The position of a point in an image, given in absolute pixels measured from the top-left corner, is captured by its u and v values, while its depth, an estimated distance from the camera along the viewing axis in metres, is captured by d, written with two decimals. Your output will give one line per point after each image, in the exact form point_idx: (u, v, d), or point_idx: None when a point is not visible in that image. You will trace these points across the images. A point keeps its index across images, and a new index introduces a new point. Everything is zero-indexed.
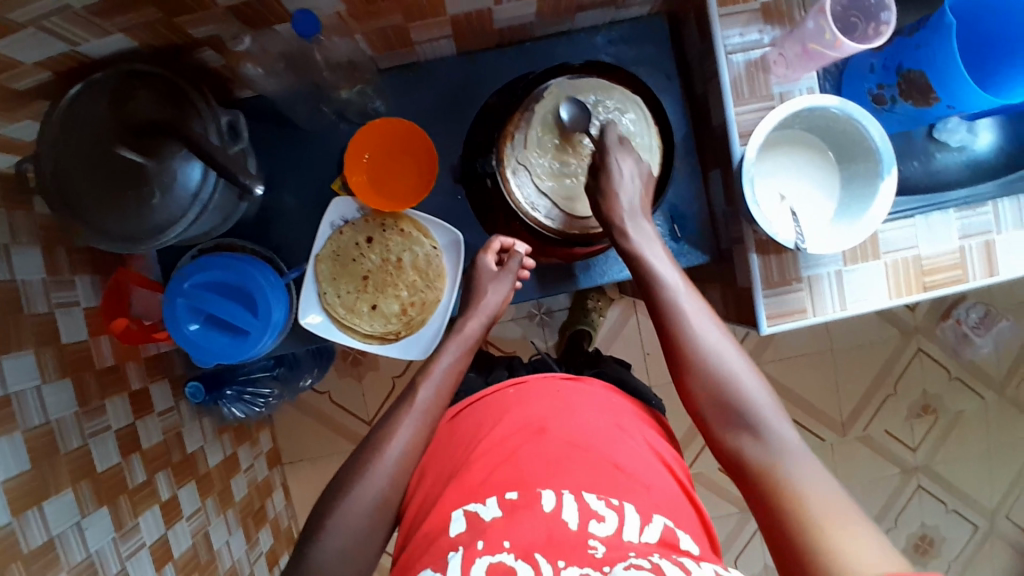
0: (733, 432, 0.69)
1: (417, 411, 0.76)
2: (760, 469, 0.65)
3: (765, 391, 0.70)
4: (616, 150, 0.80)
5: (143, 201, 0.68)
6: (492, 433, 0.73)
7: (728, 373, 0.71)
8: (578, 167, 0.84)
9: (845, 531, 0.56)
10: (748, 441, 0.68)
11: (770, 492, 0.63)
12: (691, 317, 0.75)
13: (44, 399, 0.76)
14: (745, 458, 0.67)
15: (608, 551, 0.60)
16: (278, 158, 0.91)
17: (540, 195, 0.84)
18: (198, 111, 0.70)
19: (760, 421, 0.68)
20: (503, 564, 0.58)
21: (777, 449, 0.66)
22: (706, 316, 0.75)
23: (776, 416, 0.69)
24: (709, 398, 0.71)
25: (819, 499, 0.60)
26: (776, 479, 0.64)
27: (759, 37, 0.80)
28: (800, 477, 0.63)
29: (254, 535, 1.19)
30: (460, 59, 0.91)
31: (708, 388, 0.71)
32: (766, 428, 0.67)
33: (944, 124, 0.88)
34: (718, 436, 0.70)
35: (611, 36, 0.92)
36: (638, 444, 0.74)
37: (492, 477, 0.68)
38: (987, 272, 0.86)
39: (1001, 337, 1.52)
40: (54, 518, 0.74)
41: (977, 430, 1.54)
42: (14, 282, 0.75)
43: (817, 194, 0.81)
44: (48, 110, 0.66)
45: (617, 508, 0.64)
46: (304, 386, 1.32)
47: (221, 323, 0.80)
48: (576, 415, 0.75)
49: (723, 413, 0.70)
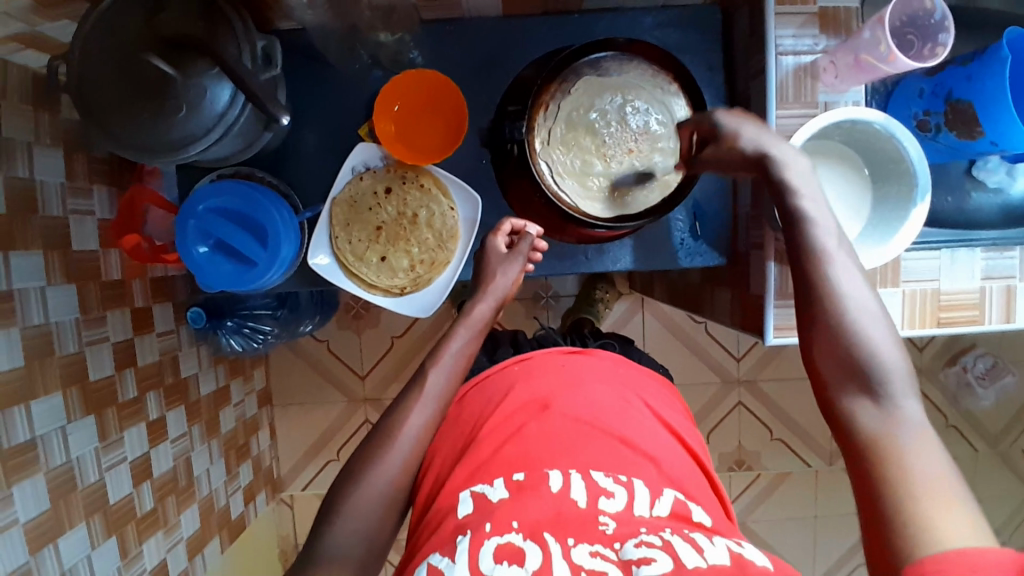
0: (854, 400, 0.57)
1: (428, 398, 0.73)
2: (871, 438, 0.54)
3: (904, 362, 0.57)
4: (732, 118, 0.71)
5: (166, 114, 0.67)
6: (498, 412, 0.72)
7: (866, 335, 0.58)
8: (599, 168, 0.83)
9: (951, 520, 0.46)
10: (868, 412, 0.55)
11: (877, 461, 0.52)
12: (835, 261, 0.62)
13: (46, 301, 0.77)
14: (856, 424, 0.55)
15: (619, 527, 0.59)
16: (308, 95, 0.91)
17: (556, 189, 0.82)
18: (232, 30, 0.69)
19: (886, 386, 0.56)
20: (511, 545, 0.57)
21: (899, 421, 0.54)
22: (849, 266, 0.62)
23: (908, 390, 0.56)
24: (835, 359, 0.59)
25: (933, 491, 0.48)
26: (890, 451, 0.52)
27: (812, 43, 0.79)
28: (916, 456, 0.51)
29: (233, 469, 1.21)
30: (503, 22, 0.90)
31: (838, 345, 0.59)
32: (892, 399, 0.55)
33: (984, 162, 0.85)
34: (830, 394, 0.58)
35: (660, 21, 0.90)
36: (648, 417, 0.74)
37: (497, 455, 0.67)
38: (1004, 318, 0.84)
39: (1004, 392, 1.50)
40: (40, 419, 0.75)
41: (964, 481, 1.52)
42: (31, 181, 0.75)
43: (844, 213, 0.80)
44: (85, 13, 0.66)
45: (626, 484, 0.64)
46: (302, 330, 1.31)
47: (229, 250, 0.80)
48: (582, 390, 0.74)
49: (846, 370, 0.58)
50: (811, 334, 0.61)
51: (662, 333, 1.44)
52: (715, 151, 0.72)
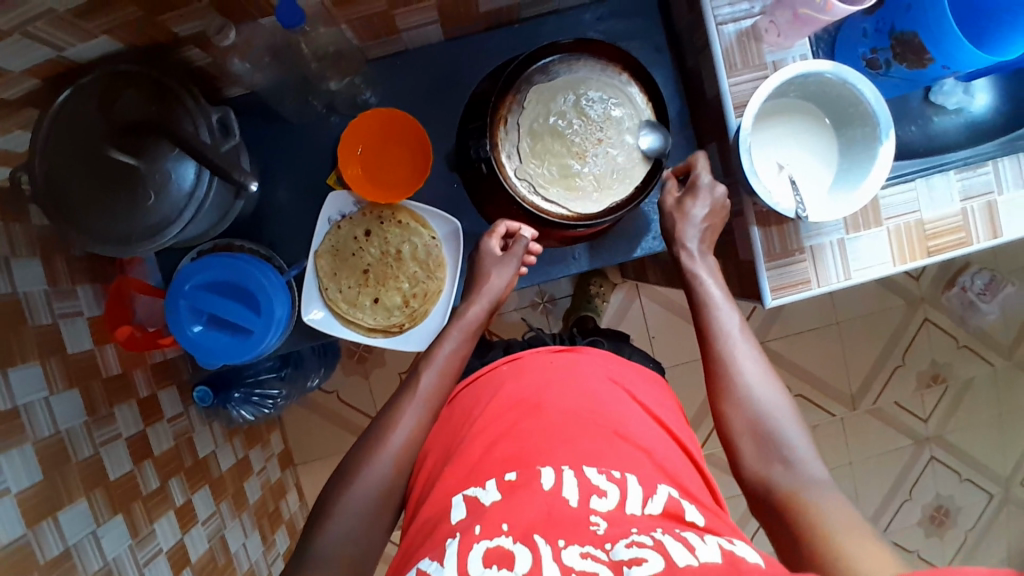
0: (766, 463, 0.68)
1: (418, 399, 0.75)
2: (786, 493, 0.65)
3: (801, 428, 0.70)
4: (699, 191, 0.83)
5: (138, 202, 0.68)
6: (489, 409, 0.73)
7: (767, 407, 0.71)
8: (579, 167, 0.84)
9: (858, 546, 0.56)
10: (781, 473, 0.67)
11: (795, 516, 0.62)
12: (738, 349, 0.76)
13: (52, 410, 0.76)
14: (772, 482, 0.67)
15: (609, 528, 0.58)
16: (273, 155, 0.91)
17: (544, 201, 0.84)
18: (185, 107, 0.70)
19: (790, 449, 0.68)
20: (501, 548, 0.56)
21: (805, 480, 0.65)
22: (749, 351, 0.76)
23: (811, 452, 0.68)
24: (746, 430, 0.71)
25: (841, 530, 0.59)
26: (803, 504, 0.63)
27: (748, 6, 0.80)
28: (822, 505, 0.62)
29: (270, 537, 1.19)
30: (447, 45, 0.91)
31: (744, 411, 0.72)
32: (798, 460, 0.67)
33: (940, 86, 0.86)
34: (748, 465, 0.69)
35: (599, 14, 0.91)
36: (640, 410, 0.74)
37: (490, 455, 0.67)
38: (991, 233, 0.85)
39: (1007, 303, 1.51)
40: (69, 527, 0.74)
41: (986, 398, 1.53)
42: (16, 294, 0.74)
43: (814, 164, 0.81)
44: (37, 120, 0.65)
45: (619, 482, 0.63)
46: (310, 385, 1.31)
47: (224, 324, 0.80)
48: (570, 385, 0.74)
49: (752, 435, 0.70)
50: (720, 404, 0.74)
51: (664, 315, 1.45)
52: (672, 204, 0.85)
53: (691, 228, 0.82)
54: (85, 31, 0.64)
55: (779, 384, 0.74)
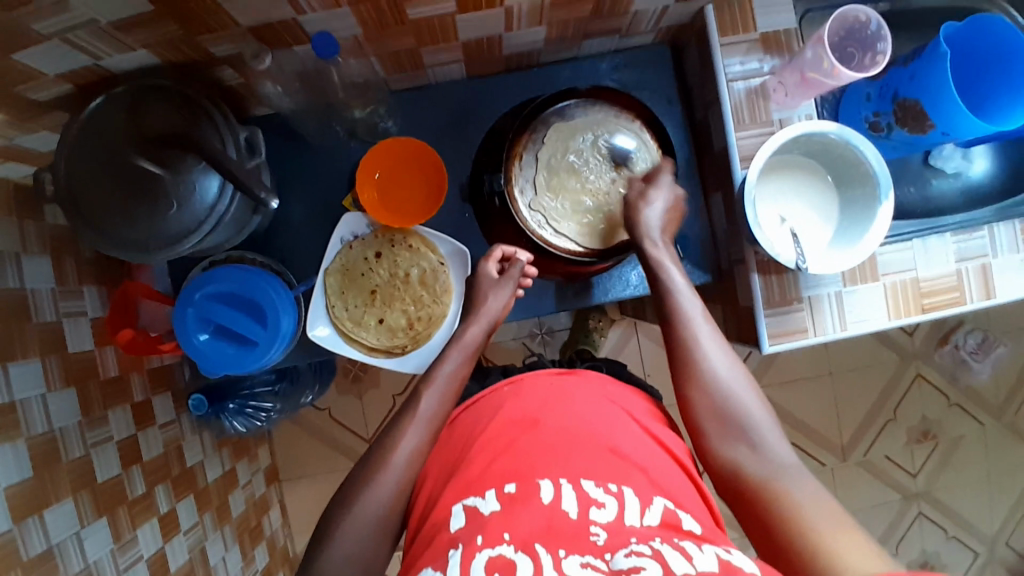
0: (734, 447, 0.70)
1: (420, 420, 0.76)
2: (756, 478, 0.67)
3: (765, 411, 0.73)
4: (660, 184, 0.85)
5: (158, 211, 0.70)
6: (491, 426, 0.74)
7: (733, 393, 0.73)
8: (590, 205, 0.87)
9: (836, 534, 0.58)
10: (747, 456, 0.69)
11: (768, 501, 0.64)
12: (700, 336, 0.77)
13: (48, 408, 0.76)
14: (740, 468, 0.69)
15: (609, 538, 0.59)
16: (291, 174, 0.94)
17: (556, 235, 0.86)
18: (213, 122, 0.72)
19: (757, 434, 0.70)
20: (503, 557, 0.56)
21: (775, 465, 0.68)
22: (713, 337, 0.77)
23: (775, 436, 0.71)
24: (712, 414, 0.73)
25: (818, 517, 0.60)
26: (776, 492, 0.64)
27: (759, 65, 0.84)
28: (796, 489, 0.64)
29: (249, 553, 1.17)
30: (468, 82, 0.94)
31: (711, 397, 0.73)
32: (765, 445, 0.69)
33: (939, 151, 0.89)
34: (716, 450, 0.71)
35: (615, 64, 0.95)
36: (639, 430, 0.74)
37: (488, 471, 0.67)
38: (985, 294, 0.87)
39: (999, 363, 1.53)
40: (53, 526, 0.74)
41: (975, 456, 1.54)
42: (23, 290, 0.75)
43: (814, 218, 0.84)
44: (67, 123, 0.68)
45: (616, 494, 0.64)
46: (305, 401, 1.32)
47: (230, 334, 0.81)
48: (568, 405, 0.75)
49: (721, 421, 0.72)
50: (687, 390, 0.75)
51: (659, 354, 1.46)
52: (634, 195, 0.85)
53: (653, 214, 0.83)
54: (124, 44, 0.66)
55: (742, 365, 0.76)
